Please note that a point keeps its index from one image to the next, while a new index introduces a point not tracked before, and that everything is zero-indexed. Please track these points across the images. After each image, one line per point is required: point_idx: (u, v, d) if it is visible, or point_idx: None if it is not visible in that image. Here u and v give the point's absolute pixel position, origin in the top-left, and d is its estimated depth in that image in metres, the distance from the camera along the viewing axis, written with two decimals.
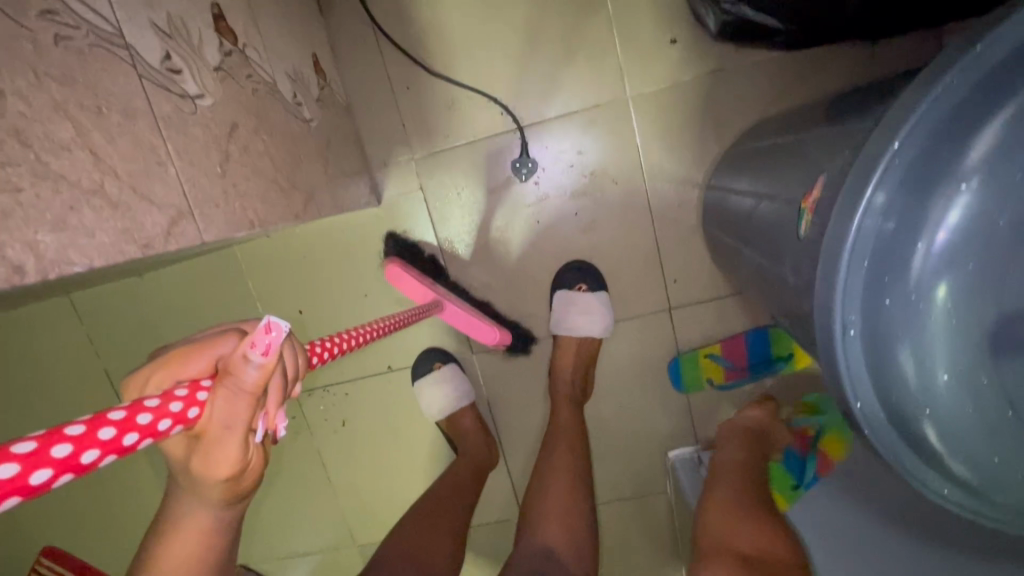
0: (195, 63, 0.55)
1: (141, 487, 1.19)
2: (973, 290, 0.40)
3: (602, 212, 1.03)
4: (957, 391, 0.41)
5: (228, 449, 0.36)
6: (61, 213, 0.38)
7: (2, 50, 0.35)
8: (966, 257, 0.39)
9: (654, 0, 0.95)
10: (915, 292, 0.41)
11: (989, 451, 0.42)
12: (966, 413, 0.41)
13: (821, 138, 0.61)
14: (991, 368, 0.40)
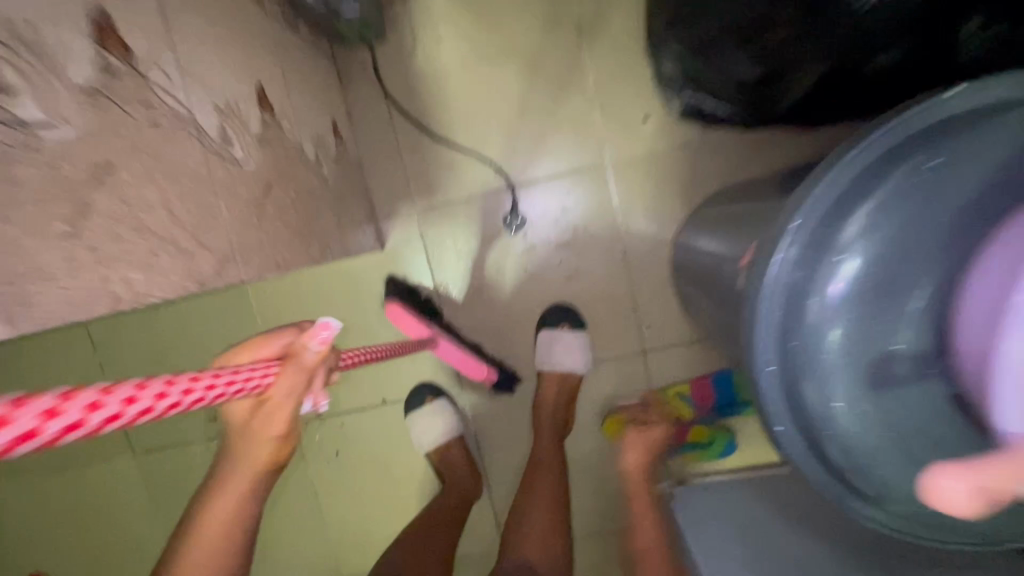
0: (241, 134, 0.68)
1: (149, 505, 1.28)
2: (856, 336, 0.50)
3: (583, 262, 1.15)
4: (848, 416, 0.51)
5: (284, 414, 0.48)
6: (147, 257, 0.48)
7: (116, 134, 0.46)
8: (850, 309, 0.50)
9: (631, 82, 1.09)
10: (814, 338, 0.51)
11: (881, 469, 0.52)
12: (858, 435, 0.51)
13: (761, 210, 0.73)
14: (872, 398, 0.50)
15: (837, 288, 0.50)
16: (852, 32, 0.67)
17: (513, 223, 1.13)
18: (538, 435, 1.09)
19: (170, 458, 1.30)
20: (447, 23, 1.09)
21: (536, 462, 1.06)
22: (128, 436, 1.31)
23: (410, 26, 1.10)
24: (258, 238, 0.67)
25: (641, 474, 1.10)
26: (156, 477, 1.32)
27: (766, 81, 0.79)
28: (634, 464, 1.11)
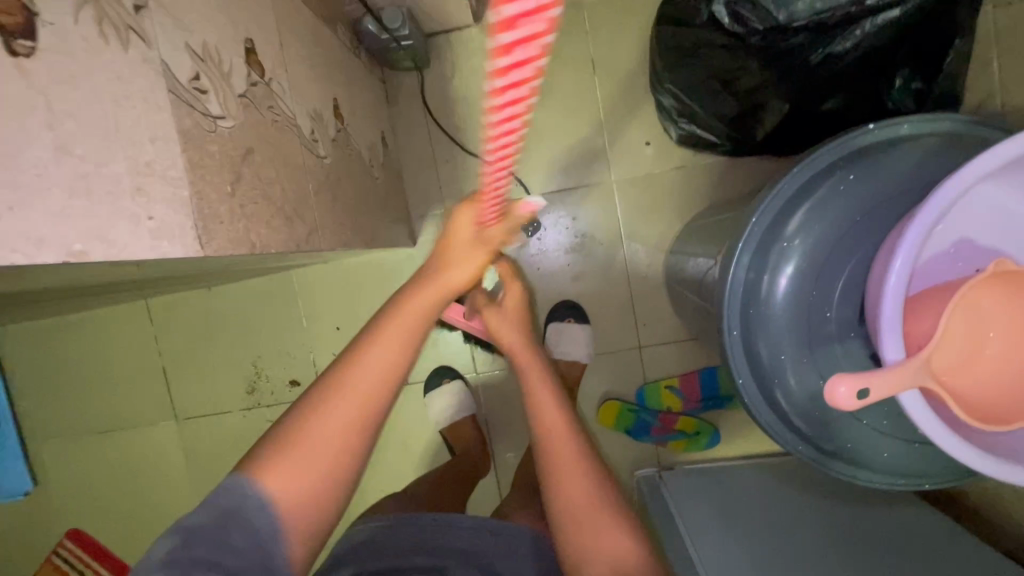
0: (324, 137, 0.86)
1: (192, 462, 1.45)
2: (796, 308, 0.65)
3: (589, 266, 1.31)
4: (791, 371, 0.66)
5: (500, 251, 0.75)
6: (269, 219, 0.64)
7: (255, 128, 0.63)
8: (791, 288, 0.66)
9: (637, 112, 1.27)
10: (766, 310, 0.67)
11: (816, 415, 0.66)
12: (799, 386, 0.66)
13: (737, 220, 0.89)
14: (809, 357, 0.65)
15: (786, 272, 0.66)
16: (811, 76, 0.84)
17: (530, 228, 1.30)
18: None
19: (210, 426, 1.44)
20: (482, 56, 1.28)
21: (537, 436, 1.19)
22: (173, 404, 1.44)
23: (449, 56, 1.29)
24: (331, 219, 0.84)
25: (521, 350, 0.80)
26: (195, 445, 1.45)
27: (740, 117, 0.96)
28: (509, 342, 0.81)
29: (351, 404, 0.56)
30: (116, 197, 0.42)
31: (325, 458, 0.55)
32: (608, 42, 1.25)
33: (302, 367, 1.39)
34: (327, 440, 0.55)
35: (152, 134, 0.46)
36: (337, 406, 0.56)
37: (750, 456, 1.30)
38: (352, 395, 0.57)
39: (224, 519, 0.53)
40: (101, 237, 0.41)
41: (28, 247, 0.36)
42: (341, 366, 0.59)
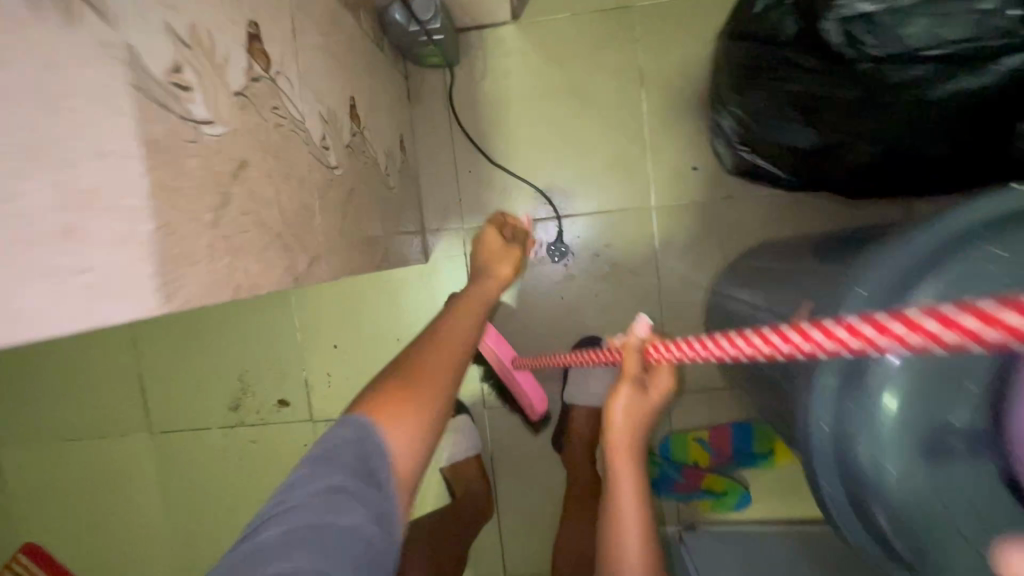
0: (335, 143, 0.73)
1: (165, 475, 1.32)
2: (911, 402, 0.51)
3: (618, 298, 1.18)
4: (896, 481, 0.52)
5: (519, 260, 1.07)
6: (260, 251, 0.51)
7: (249, 134, 0.50)
8: (907, 375, 0.51)
9: (685, 132, 1.13)
10: (870, 400, 0.53)
11: (923, 537, 0.53)
12: (908, 500, 0.52)
13: (811, 272, 0.76)
14: (924, 466, 0.52)
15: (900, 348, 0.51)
16: (918, 111, 0.71)
17: (557, 252, 1.17)
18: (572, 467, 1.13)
19: (188, 441, 1.31)
20: (517, 56, 1.15)
21: (577, 491, 1.11)
22: (149, 414, 1.31)
23: (481, 54, 1.16)
24: (337, 242, 0.70)
25: (624, 429, 0.73)
26: (171, 460, 1.32)
27: (820, 153, 0.82)
28: (622, 424, 0.71)
29: (443, 374, 0.61)
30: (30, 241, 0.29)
31: (424, 417, 0.55)
32: (658, 51, 1.12)
33: (293, 386, 1.26)
34: (440, 371, 0.60)
35: (96, 146, 0.33)
36: (434, 373, 0.60)
37: (781, 521, 1.18)
38: (438, 363, 0.61)
39: (353, 455, 0.49)
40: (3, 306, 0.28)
41: None
42: (414, 349, 0.64)
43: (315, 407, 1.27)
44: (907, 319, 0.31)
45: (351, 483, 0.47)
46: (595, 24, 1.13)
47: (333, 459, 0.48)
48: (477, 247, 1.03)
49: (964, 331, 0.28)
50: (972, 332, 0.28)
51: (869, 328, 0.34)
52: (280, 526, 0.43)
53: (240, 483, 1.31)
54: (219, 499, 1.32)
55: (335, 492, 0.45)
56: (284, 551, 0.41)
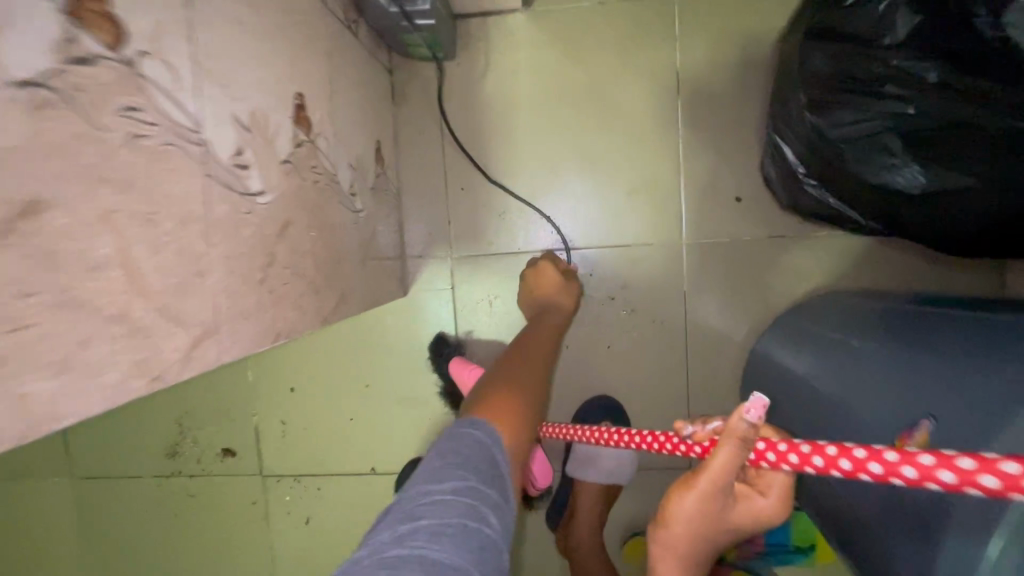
0: (265, 159, 0.51)
1: (87, 529, 1.12)
2: None
3: (636, 351, 0.97)
4: None
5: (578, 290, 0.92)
6: (69, 351, 0.31)
7: (53, 156, 0.30)
8: None
9: (730, 154, 0.92)
10: None
11: None
12: None
13: (933, 373, 0.58)
14: None
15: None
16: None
17: None
18: (576, 561, 0.93)
19: (115, 490, 1.11)
20: (529, 51, 0.94)
21: None
22: (70, 455, 1.11)
23: (484, 46, 0.95)
24: (257, 301, 0.49)
25: (685, 533, 0.54)
26: (94, 510, 1.12)
27: (927, 198, 0.62)
28: (682, 528, 0.54)
29: (529, 393, 0.63)
30: None
31: (521, 423, 0.56)
32: (699, 53, 0.91)
33: (242, 432, 1.06)
34: (532, 381, 0.66)
35: None
36: (524, 391, 0.62)
37: None
38: (528, 382, 0.65)
39: (485, 460, 0.47)
40: None
41: None
42: (501, 368, 0.67)
43: (267, 459, 1.06)
44: (916, 461, 0.36)
45: (489, 489, 0.45)
46: (626, 16, 0.92)
47: (472, 461, 0.46)
48: (527, 275, 0.91)
49: (970, 479, 0.34)
50: (965, 476, 0.34)
51: (874, 464, 0.38)
52: (430, 518, 0.41)
53: (174, 541, 1.11)
54: (149, 561, 1.12)
55: (474, 495, 0.43)
56: (440, 545, 0.38)
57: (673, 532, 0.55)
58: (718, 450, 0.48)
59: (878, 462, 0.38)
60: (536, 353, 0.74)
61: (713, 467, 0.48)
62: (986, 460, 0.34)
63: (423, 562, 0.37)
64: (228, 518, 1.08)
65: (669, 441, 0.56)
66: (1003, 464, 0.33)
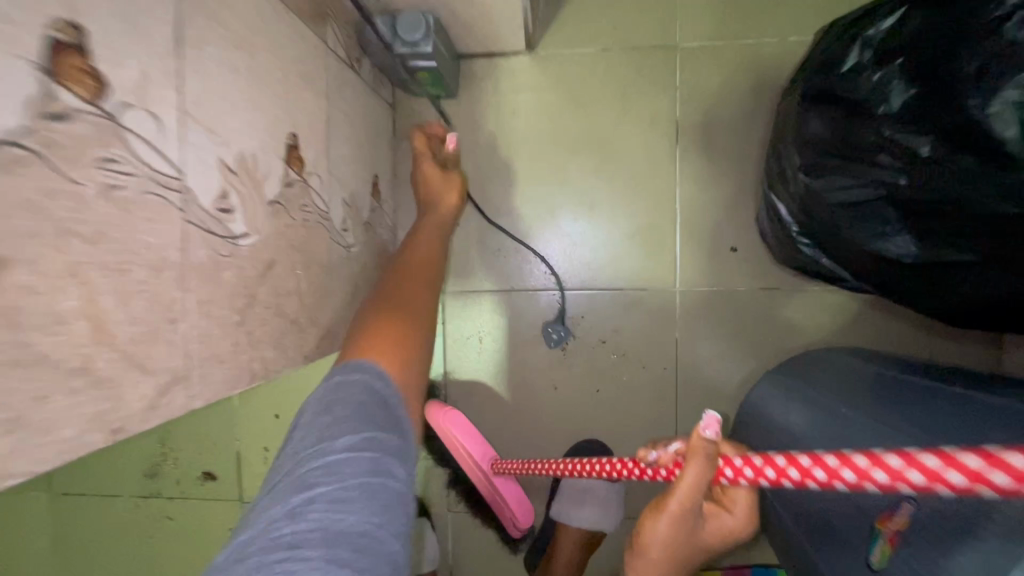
0: (253, 202, 0.51)
1: (62, 546, 1.10)
2: None
3: (625, 397, 0.96)
4: None
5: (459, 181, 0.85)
6: (24, 407, 0.30)
7: (24, 215, 0.30)
8: None
9: (728, 205, 0.92)
10: None
11: None
12: None
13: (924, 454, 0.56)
14: None
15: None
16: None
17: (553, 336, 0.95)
18: None
19: (92, 509, 1.10)
20: (529, 93, 0.95)
21: None
22: (50, 473, 1.10)
23: (486, 87, 0.96)
24: (234, 343, 0.49)
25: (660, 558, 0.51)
26: (69, 531, 1.10)
27: (931, 267, 0.60)
28: (657, 554, 0.51)
29: (425, 329, 0.57)
30: None
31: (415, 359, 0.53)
32: (700, 104, 0.92)
33: (224, 457, 1.05)
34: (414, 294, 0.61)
35: None
36: (419, 327, 0.56)
37: None
38: (419, 310, 0.59)
39: (377, 405, 0.44)
40: None
41: None
42: (392, 293, 0.61)
43: (247, 485, 1.05)
44: (882, 463, 0.31)
45: (387, 434, 0.41)
46: (627, 64, 0.93)
47: (364, 412, 0.42)
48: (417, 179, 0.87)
49: (937, 478, 0.29)
50: (931, 473, 0.29)
51: (845, 471, 0.33)
52: (328, 484, 0.36)
53: (148, 565, 1.09)
54: None
55: (376, 449, 0.39)
56: (342, 515, 0.34)
57: (648, 560, 0.51)
58: (684, 469, 0.43)
59: (849, 468, 0.33)
60: (427, 271, 0.68)
61: (681, 489, 0.43)
62: (948, 456, 0.28)
63: (325, 537, 0.33)
64: (204, 543, 1.07)
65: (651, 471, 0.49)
66: (964, 457, 0.28)
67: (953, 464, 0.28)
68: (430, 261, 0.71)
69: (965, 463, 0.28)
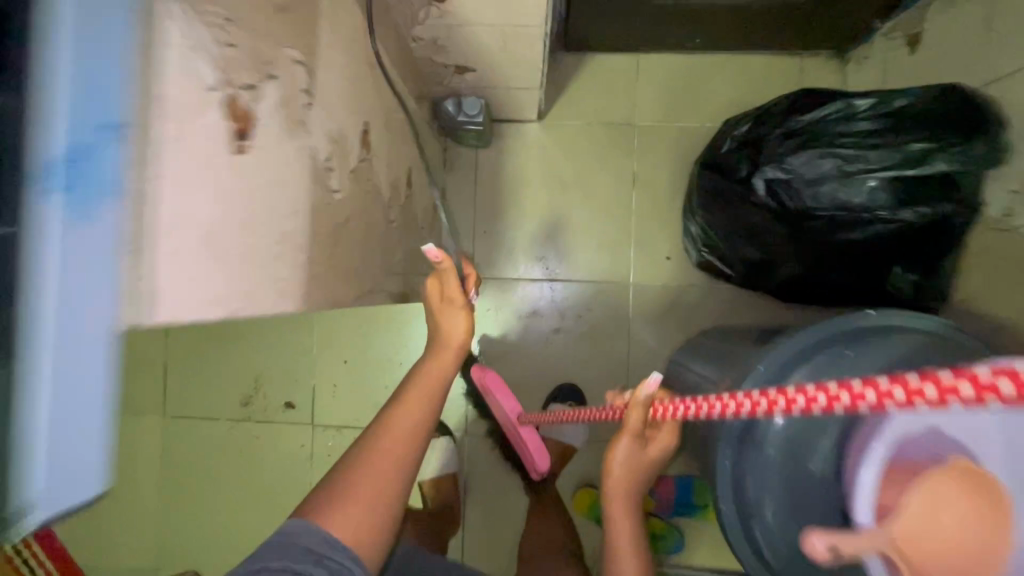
0: (394, 204, 0.95)
1: (170, 455, 1.48)
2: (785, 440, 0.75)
3: (595, 355, 1.39)
4: (765, 497, 0.76)
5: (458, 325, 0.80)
6: (347, 276, 0.72)
7: (355, 197, 0.73)
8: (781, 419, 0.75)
9: (665, 230, 1.39)
10: (760, 436, 0.76)
11: (781, 533, 0.75)
12: (769, 507, 0.75)
13: (744, 353, 1.00)
14: (777, 487, 0.76)
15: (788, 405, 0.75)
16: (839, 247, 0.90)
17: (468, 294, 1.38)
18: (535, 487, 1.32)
19: (195, 428, 1.47)
20: (536, 147, 1.42)
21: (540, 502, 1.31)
22: (165, 401, 1.48)
23: (508, 143, 1.42)
24: (386, 276, 0.92)
25: (619, 476, 0.78)
26: (178, 445, 1.48)
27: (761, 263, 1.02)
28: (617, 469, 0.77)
29: (379, 498, 0.65)
30: (268, 260, 0.49)
31: (382, 513, 0.65)
32: (650, 162, 1.39)
33: (302, 390, 1.44)
34: (394, 441, 0.69)
35: (294, 205, 0.54)
36: (370, 497, 0.65)
37: (707, 567, 1.36)
38: (370, 486, 0.65)
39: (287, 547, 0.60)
40: (253, 298, 0.47)
41: (210, 308, 0.41)
42: (361, 452, 0.68)
43: (318, 412, 1.43)
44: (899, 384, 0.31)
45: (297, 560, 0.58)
46: (601, 133, 1.40)
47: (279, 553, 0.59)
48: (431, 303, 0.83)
49: (964, 394, 0.28)
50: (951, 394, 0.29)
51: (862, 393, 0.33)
52: None
53: (236, 471, 1.46)
54: (212, 485, 1.47)
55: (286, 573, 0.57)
56: None
57: (613, 474, 0.78)
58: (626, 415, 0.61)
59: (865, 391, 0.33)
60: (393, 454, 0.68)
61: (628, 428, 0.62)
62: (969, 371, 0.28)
63: None
64: (281, 455, 1.44)
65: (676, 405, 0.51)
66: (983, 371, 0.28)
67: (962, 380, 0.28)
68: (399, 436, 0.69)
69: (981, 377, 0.27)
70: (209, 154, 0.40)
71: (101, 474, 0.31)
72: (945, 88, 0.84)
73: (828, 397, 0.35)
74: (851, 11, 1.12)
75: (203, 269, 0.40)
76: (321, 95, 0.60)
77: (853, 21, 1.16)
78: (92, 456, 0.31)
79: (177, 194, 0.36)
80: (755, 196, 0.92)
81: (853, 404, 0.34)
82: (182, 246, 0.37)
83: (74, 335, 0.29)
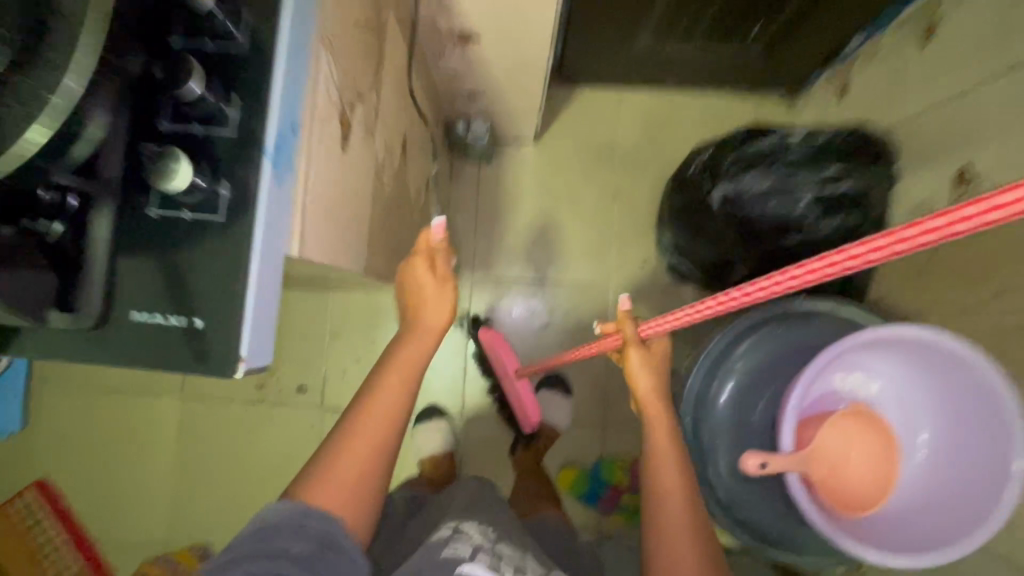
0: (416, 204, 1.13)
1: (184, 433, 1.60)
2: (735, 397, 1.02)
3: (580, 347, 1.56)
4: (717, 441, 1.03)
5: (445, 297, 0.89)
6: (385, 256, 0.90)
7: (394, 195, 0.91)
8: (730, 382, 1.02)
9: (642, 241, 1.60)
10: (711, 396, 1.03)
11: (724, 468, 1.02)
12: (717, 448, 1.02)
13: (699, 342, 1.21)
14: (724, 434, 1.02)
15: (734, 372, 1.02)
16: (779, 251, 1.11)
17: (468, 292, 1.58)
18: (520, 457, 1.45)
19: (210, 408, 1.60)
20: (532, 165, 1.62)
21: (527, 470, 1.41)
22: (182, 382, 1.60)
23: (507, 160, 1.62)
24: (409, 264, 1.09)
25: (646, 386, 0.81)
26: (194, 424, 1.60)
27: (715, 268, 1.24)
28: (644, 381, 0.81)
29: (365, 471, 0.70)
30: (349, 230, 0.67)
31: (366, 489, 0.70)
32: (630, 181, 1.61)
33: (313, 374, 1.58)
34: (375, 418, 0.73)
35: (364, 194, 0.73)
36: (354, 471, 0.69)
37: None
38: (352, 462, 0.70)
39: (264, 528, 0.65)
40: (342, 257, 0.66)
41: (324, 258, 0.60)
42: (342, 431, 0.73)
43: (327, 395, 1.58)
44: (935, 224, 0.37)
45: (276, 534, 0.64)
46: (588, 155, 1.62)
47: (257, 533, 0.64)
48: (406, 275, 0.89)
49: (1001, 209, 0.33)
50: (987, 215, 0.34)
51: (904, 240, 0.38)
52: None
53: (247, 449, 1.58)
54: (223, 462, 1.58)
55: (270, 545, 0.63)
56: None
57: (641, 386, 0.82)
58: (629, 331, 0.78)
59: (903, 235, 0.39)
60: (375, 429, 0.73)
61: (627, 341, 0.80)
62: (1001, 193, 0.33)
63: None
64: (291, 435, 1.58)
65: (714, 301, 0.56)
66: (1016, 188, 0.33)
67: (1000, 198, 0.33)
68: (380, 416, 0.74)
69: (1014, 195, 0.33)
70: (328, 148, 0.57)
71: (270, 351, 0.51)
72: (851, 131, 1.09)
73: (875, 246, 0.40)
74: (796, 64, 1.37)
75: (324, 229, 0.59)
76: (382, 113, 0.79)
77: (799, 71, 1.40)
78: (268, 332, 0.50)
79: (316, 176, 0.55)
80: (711, 207, 1.14)
81: (894, 250, 0.39)
82: (316, 211, 0.56)
83: (272, 257, 0.49)
